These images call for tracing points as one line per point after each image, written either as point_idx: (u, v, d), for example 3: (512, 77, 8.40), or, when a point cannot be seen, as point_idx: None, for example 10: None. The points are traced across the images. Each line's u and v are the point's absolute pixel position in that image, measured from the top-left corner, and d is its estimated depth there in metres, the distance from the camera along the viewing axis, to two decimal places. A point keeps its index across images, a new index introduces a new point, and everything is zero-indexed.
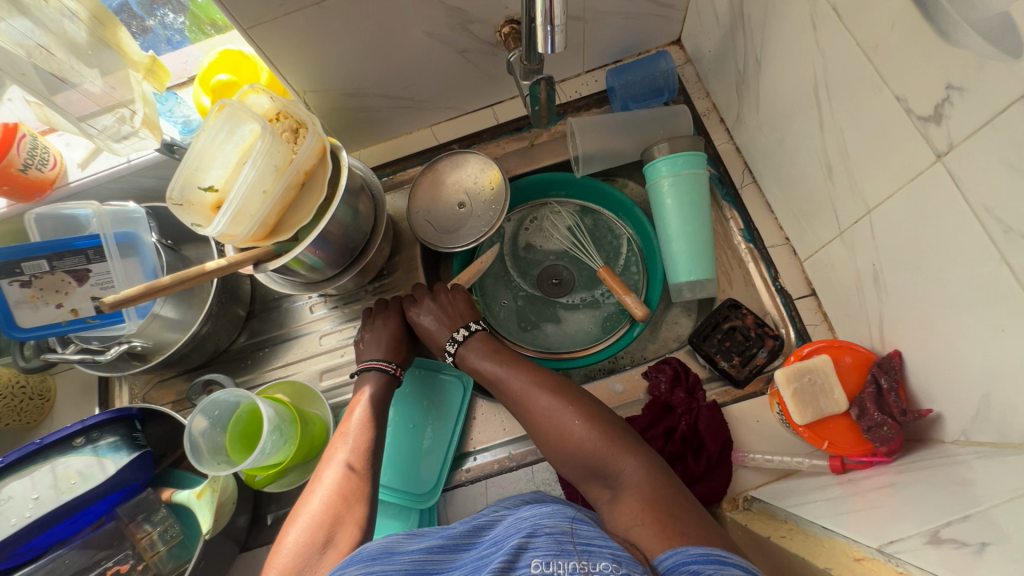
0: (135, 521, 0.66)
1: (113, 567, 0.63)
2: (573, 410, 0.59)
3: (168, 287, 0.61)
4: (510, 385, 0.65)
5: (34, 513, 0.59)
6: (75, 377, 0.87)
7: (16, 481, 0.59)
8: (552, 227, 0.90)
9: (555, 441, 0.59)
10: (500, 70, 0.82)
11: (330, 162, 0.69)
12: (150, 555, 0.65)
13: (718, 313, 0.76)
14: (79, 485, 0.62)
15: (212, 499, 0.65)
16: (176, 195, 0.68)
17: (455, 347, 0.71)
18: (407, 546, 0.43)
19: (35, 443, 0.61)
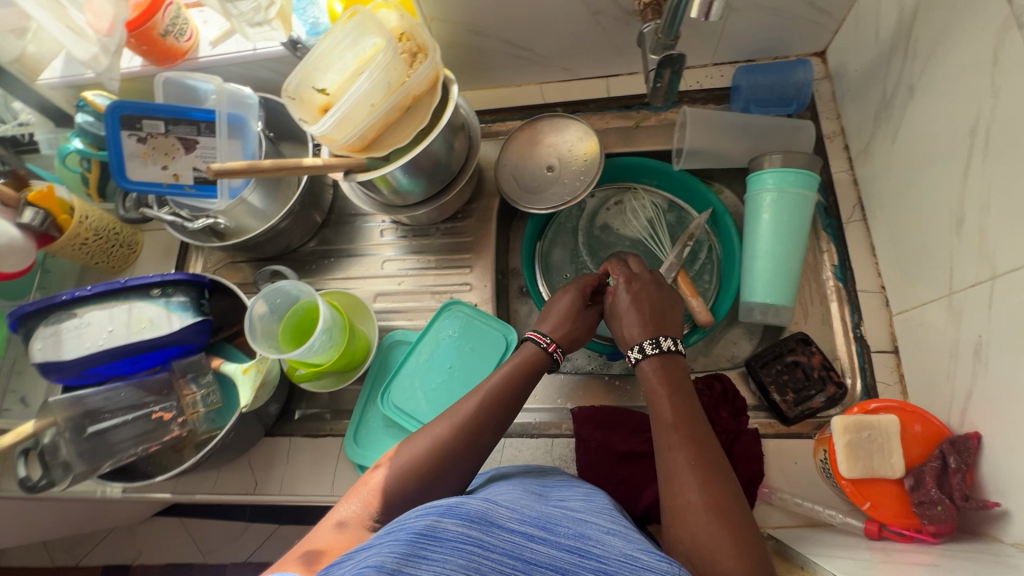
0: (185, 378, 0.70)
1: (158, 412, 0.68)
2: (734, 526, 0.45)
3: (267, 171, 0.66)
4: (675, 452, 0.52)
5: (105, 343, 0.65)
6: (160, 238, 0.93)
7: (98, 310, 0.65)
8: (633, 214, 0.88)
9: (686, 544, 0.46)
10: (626, 42, 0.79)
11: (439, 93, 0.70)
12: (191, 412, 0.69)
13: (784, 343, 0.72)
14: (145, 330, 0.66)
15: (256, 379, 0.68)
16: (291, 88, 0.71)
17: (641, 352, 0.62)
18: (508, 523, 0.36)
19: (121, 282, 0.66)
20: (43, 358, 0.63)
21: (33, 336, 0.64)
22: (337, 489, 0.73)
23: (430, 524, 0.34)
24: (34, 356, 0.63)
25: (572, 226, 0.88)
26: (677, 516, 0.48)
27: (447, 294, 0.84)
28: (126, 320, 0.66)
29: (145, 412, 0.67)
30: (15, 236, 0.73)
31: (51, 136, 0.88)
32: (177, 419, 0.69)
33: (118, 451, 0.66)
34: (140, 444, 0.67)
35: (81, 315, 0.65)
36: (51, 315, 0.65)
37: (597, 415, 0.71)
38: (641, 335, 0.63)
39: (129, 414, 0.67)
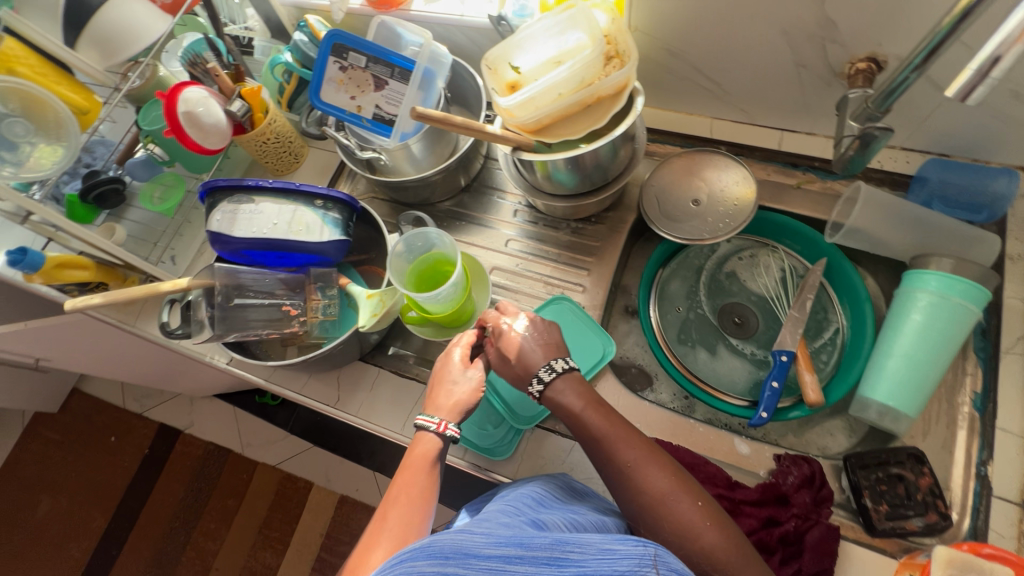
0: (315, 284, 0.78)
1: (288, 306, 0.76)
2: (694, 504, 0.53)
3: (456, 126, 0.71)
4: (617, 451, 0.58)
5: (268, 233, 0.72)
6: (321, 157, 1.02)
7: (270, 204, 0.73)
8: (765, 271, 0.85)
9: (667, 529, 0.53)
10: (818, 101, 0.77)
11: (623, 100, 0.71)
12: (312, 317, 0.77)
13: (894, 453, 0.67)
14: (301, 233, 0.73)
15: (376, 308, 0.74)
16: (490, 58, 0.75)
17: (543, 384, 0.64)
18: (480, 550, 0.42)
19: (295, 184, 0.74)
20: (217, 229, 0.71)
21: (215, 208, 0.73)
22: (405, 429, 0.77)
23: (406, 570, 0.40)
24: (211, 225, 0.72)
25: (698, 264, 0.87)
26: (651, 507, 0.54)
27: (557, 289, 0.86)
28: (289, 219, 0.73)
29: (278, 302, 0.76)
30: (221, 120, 0.82)
31: (266, 45, 0.99)
32: (300, 317, 0.77)
33: (247, 327, 0.74)
34: (265, 327, 0.74)
35: (257, 203, 0.73)
36: (234, 195, 0.73)
37: (672, 453, 0.70)
38: (535, 366, 0.65)
39: (265, 299, 0.76)
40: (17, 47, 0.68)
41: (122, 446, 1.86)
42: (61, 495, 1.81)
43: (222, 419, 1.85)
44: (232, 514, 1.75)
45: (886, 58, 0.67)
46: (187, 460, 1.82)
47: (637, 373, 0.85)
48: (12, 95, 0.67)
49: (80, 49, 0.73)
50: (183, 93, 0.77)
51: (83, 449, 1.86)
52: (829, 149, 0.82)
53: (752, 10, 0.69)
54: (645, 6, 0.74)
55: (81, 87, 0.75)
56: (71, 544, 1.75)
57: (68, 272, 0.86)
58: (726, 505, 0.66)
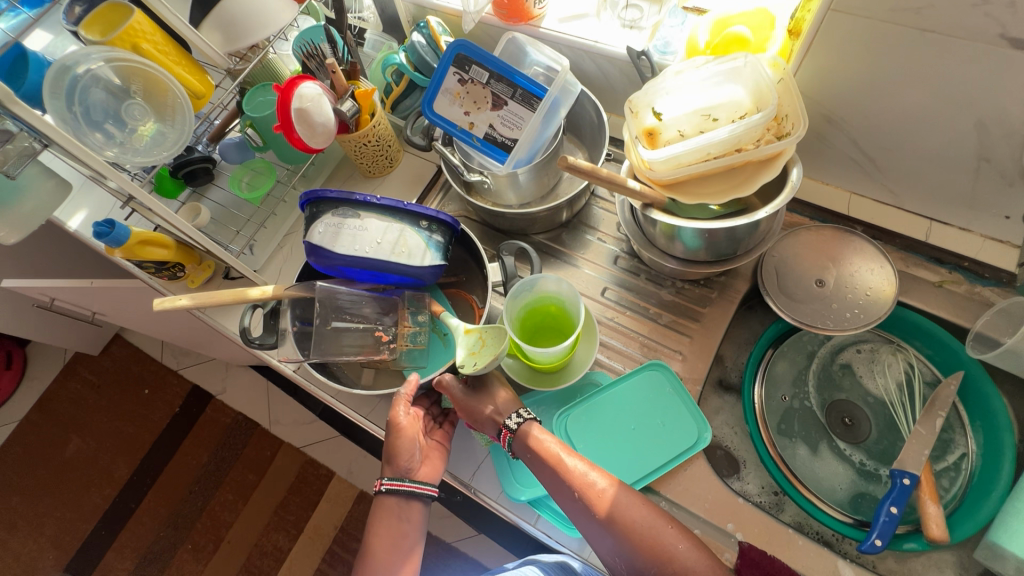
0: (408, 308, 0.76)
1: (378, 332, 0.74)
2: (677, 531, 0.59)
3: (601, 180, 0.64)
4: (595, 484, 0.61)
5: (370, 253, 0.68)
6: (415, 164, 0.97)
7: (376, 221, 0.68)
8: (887, 371, 0.77)
9: (655, 559, 0.57)
10: (990, 200, 0.69)
11: (777, 170, 0.62)
12: (401, 344, 0.74)
13: None
14: (402, 256, 0.68)
15: (474, 347, 0.69)
16: (635, 101, 0.68)
17: (519, 419, 0.65)
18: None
19: (405, 203, 0.68)
20: (316, 243, 0.67)
21: (317, 219, 0.68)
22: (475, 480, 0.72)
23: None
24: (311, 236, 0.67)
25: (811, 349, 0.80)
26: (638, 541, 0.58)
27: (652, 352, 0.79)
28: (393, 239, 0.68)
29: (372, 328, 0.74)
30: (330, 119, 0.76)
31: (377, 38, 0.94)
32: (390, 344, 0.74)
33: (336, 350, 0.72)
34: (356, 351, 0.73)
35: (361, 219, 0.68)
36: (339, 207, 0.68)
37: (767, 565, 0.63)
38: (507, 410, 0.67)
39: (360, 323, 0.74)
40: (146, 22, 0.64)
41: (154, 400, 1.82)
42: (88, 437, 1.78)
43: (255, 390, 1.79)
44: (249, 489, 1.67)
45: None
46: (213, 426, 1.76)
47: (723, 456, 0.77)
48: (135, 75, 0.64)
49: (204, 30, 0.69)
50: (299, 89, 0.73)
51: (116, 396, 1.84)
52: (985, 251, 0.73)
53: (945, 92, 0.61)
54: (814, 67, 0.67)
55: (198, 68, 0.71)
56: (93, 490, 1.71)
57: (151, 250, 0.82)
58: None
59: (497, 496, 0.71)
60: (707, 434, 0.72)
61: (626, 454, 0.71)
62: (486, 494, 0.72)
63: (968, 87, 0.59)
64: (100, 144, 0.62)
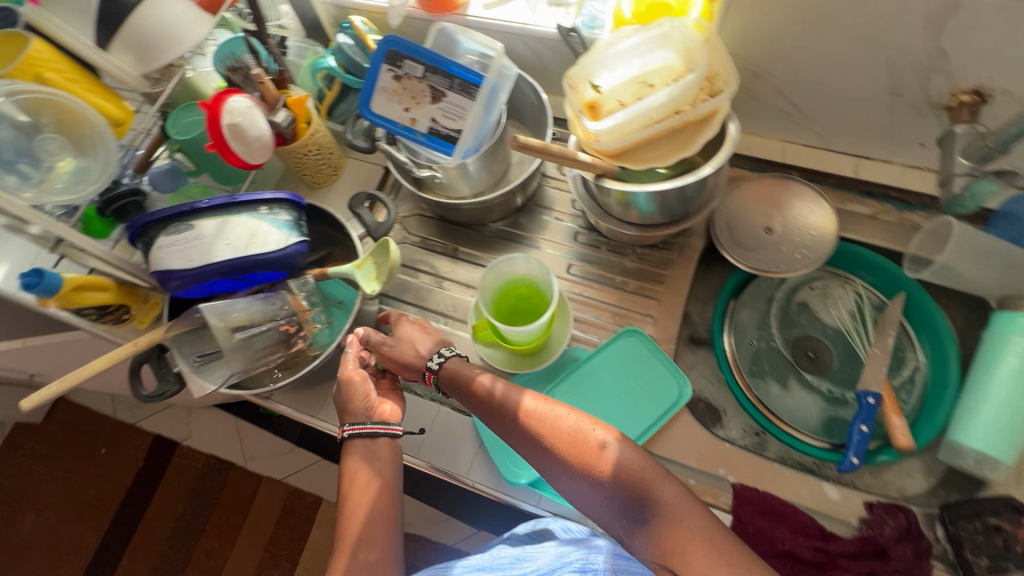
0: (299, 292, 0.73)
1: (283, 325, 0.72)
2: (609, 434, 0.57)
3: (553, 155, 0.66)
4: (526, 402, 0.60)
5: (223, 257, 0.66)
6: (361, 168, 0.95)
7: (211, 223, 0.66)
8: (839, 302, 0.82)
9: (585, 460, 0.55)
10: (908, 132, 0.74)
11: (716, 127, 0.66)
12: (310, 328, 0.73)
13: (991, 503, 0.64)
14: (257, 246, 0.68)
15: (375, 271, 0.72)
16: (571, 76, 0.70)
17: (442, 353, 0.67)
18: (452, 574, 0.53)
19: (233, 197, 0.68)
20: (163, 266, 0.65)
21: (153, 245, 0.66)
22: (472, 473, 0.72)
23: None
24: (155, 264, 0.65)
25: (769, 293, 0.84)
26: (568, 446, 0.56)
27: (625, 319, 0.81)
28: (241, 235, 0.67)
29: (276, 324, 0.71)
30: (264, 130, 0.74)
31: (301, 45, 0.91)
32: (299, 334, 0.73)
33: (252, 358, 0.71)
34: (269, 354, 0.71)
35: (196, 228, 0.66)
36: (170, 226, 0.66)
37: (762, 500, 0.67)
38: (428, 351, 0.69)
39: (260, 325, 0.71)
40: (46, 50, 0.60)
41: (115, 457, 1.70)
42: (45, 510, 1.65)
43: (224, 428, 1.68)
44: (236, 531, 1.61)
45: (993, 91, 0.64)
46: (186, 474, 1.66)
47: (704, 407, 0.80)
48: (45, 107, 0.59)
49: (114, 51, 0.64)
50: (227, 103, 0.70)
51: (71, 461, 1.70)
52: (909, 179, 0.79)
53: (853, 35, 0.65)
54: (735, 25, 0.70)
55: (113, 94, 0.67)
56: (61, 564, 1.59)
57: (87, 294, 0.75)
58: (824, 557, 0.63)
59: (497, 484, 0.71)
60: (684, 388, 0.74)
61: (614, 420, 0.74)
62: (486, 483, 0.71)
63: (874, 28, 0.63)
64: (15, 185, 0.58)
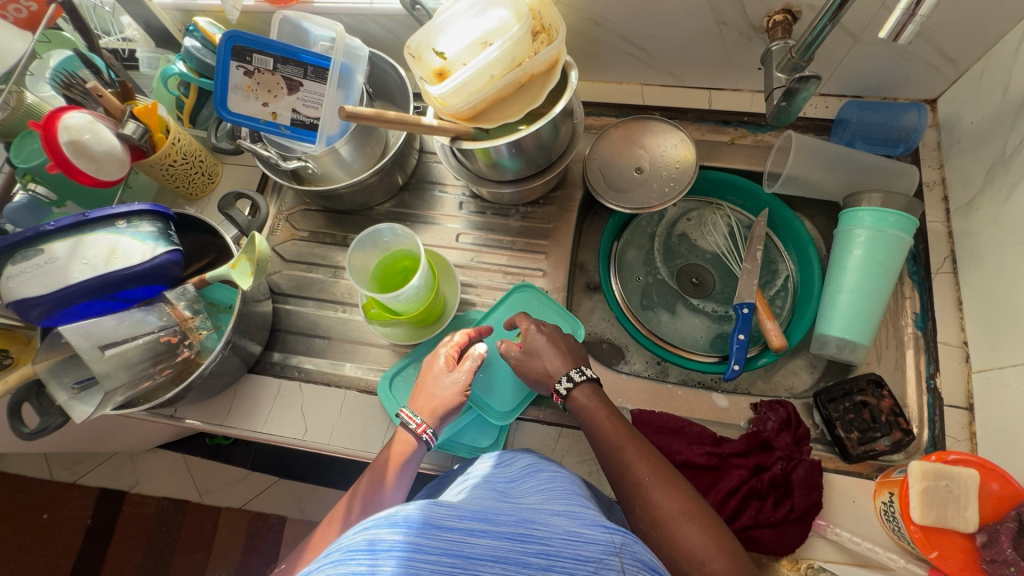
0: (178, 302, 0.72)
1: (165, 336, 0.70)
2: (705, 530, 0.52)
3: (390, 122, 0.66)
4: (632, 464, 0.58)
5: (82, 278, 0.64)
6: (240, 172, 0.93)
7: (63, 244, 0.64)
8: (714, 229, 0.88)
9: (675, 556, 0.52)
10: (743, 59, 0.79)
11: (557, 76, 0.68)
12: (195, 335, 0.73)
13: (855, 382, 0.71)
14: (119, 262, 0.65)
15: (250, 268, 0.70)
16: (414, 46, 0.71)
17: (572, 381, 0.65)
18: (446, 519, 0.38)
19: (83, 214, 0.65)
20: (18, 297, 0.62)
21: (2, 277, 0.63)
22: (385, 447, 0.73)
23: (370, 536, 0.37)
24: (8, 296, 0.63)
25: (650, 230, 0.89)
26: (660, 530, 0.54)
27: (519, 277, 0.84)
28: (99, 253, 0.65)
29: (154, 336, 0.69)
30: (116, 145, 0.72)
31: (151, 55, 0.88)
32: (184, 343, 0.72)
33: (134, 372, 0.67)
34: (154, 367, 0.69)
35: (48, 252, 0.64)
36: (19, 254, 0.63)
37: (657, 420, 0.71)
38: (559, 369, 0.67)
39: (134, 339, 0.67)
40: None
41: (57, 521, 1.61)
42: None
43: (172, 467, 1.61)
44: (200, 568, 1.56)
45: (800, 8, 0.69)
46: (138, 522, 1.59)
47: (606, 347, 0.84)
48: None
49: None
50: (63, 120, 0.67)
51: (13, 532, 1.61)
52: (755, 103, 0.85)
53: None
54: None
55: None
56: None
57: None
58: (717, 460, 0.68)
59: None
60: (576, 331, 0.78)
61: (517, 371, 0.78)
62: None
63: None
64: None
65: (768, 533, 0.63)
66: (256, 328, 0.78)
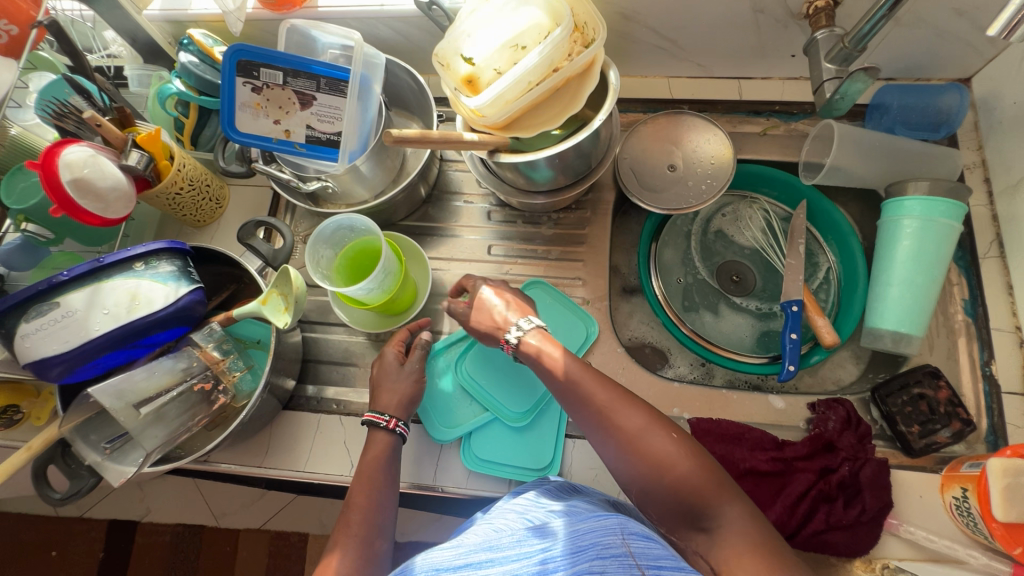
0: (207, 344, 0.67)
1: (198, 384, 0.65)
2: (670, 437, 0.53)
3: (434, 142, 0.62)
4: (591, 392, 0.58)
5: (104, 329, 0.59)
6: (249, 194, 0.88)
7: (78, 294, 0.59)
8: (750, 223, 0.86)
9: (644, 466, 0.52)
10: (778, 46, 0.76)
11: (597, 78, 0.64)
12: (228, 378, 0.69)
13: (911, 374, 0.70)
14: (141, 308, 0.60)
15: (284, 303, 0.66)
16: (440, 53, 0.66)
17: (521, 331, 0.65)
18: (452, 561, 0.42)
19: (98, 260, 0.60)
20: (34, 355, 0.57)
21: (15, 336, 0.57)
22: (439, 477, 0.70)
23: None
24: (24, 356, 0.57)
25: (686, 229, 0.86)
26: (628, 447, 0.53)
27: (556, 286, 0.81)
28: (121, 300, 0.60)
29: (188, 384, 0.64)
30: (121, 178, 0.66)
31: (141, 72, 0.81)
32: (218, 388, 0.67)
33: (173, 426, 0.62)
34: (190, 418, 0.64)
35: (65, 304, 0.58)
36: (31, 308, 0.58)
37: (717, 429, 0.70)
38: (510, 321, 0.67)
39: (169, 391, 0.62)
40: None
41: (68, 557, 1.54)
42: None
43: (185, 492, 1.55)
44: None
45: None
46: (152, 552, 1.53)
47: (651, 352, 0.82)
48: None
49: None
50: (63, 156, 0.61)
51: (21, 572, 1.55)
52: (788, 92, 0.82)
53: None
54: None
55: None
56: None
57: None
58: (782, 465, 0.67)
59: (466, 481, 0.70)
60: (591, 327, 0.78)
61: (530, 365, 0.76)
62: (454, 484, 0.70)
63: None
64: None
65: (842, 536, 0.62)
66: (289, 362, 0.74)
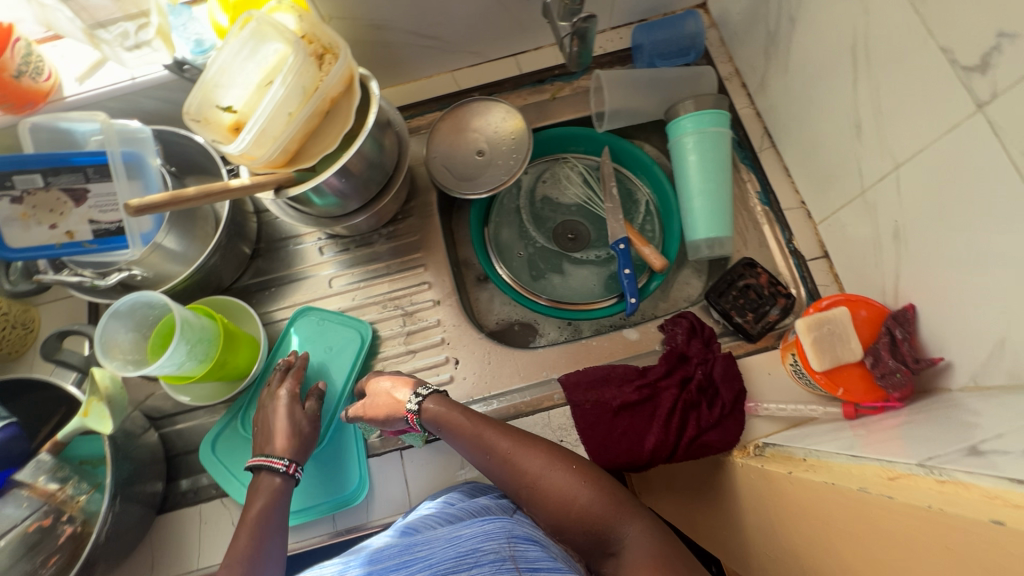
0: (38, 477, 0.61)
1: (34, 522, 0.59)
2: (568, 469, 0.56)
3: (193, 199, 0.60)
4: (494, 442, 0.59)
5: None
6: (64, 307, 0.82)
7: None
8: (570, 181, 0.90)
9: (550, 505, 0.55)
10: (530, 18, 0.81)
11: (357, 92, 0.66)
12: (72, 507, 0.62)
13: (734, 270, 0.77)
14: None
15: (107, 408, 0.63)
16: (193, 110, 0.64)
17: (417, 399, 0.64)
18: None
19: None
20: None
21: None
22: (339, 522, 0.69)
23: None
24: None
25: (514, 205, 0.90)
26: (532, 490, 0.56)
27: (406, 296, 0.82)
28: None
29: (20, 526, 0.59)
30: None
31: None
32: (63, 519, 0.61)
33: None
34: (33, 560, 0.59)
35: None
36: None
37: (584, 377, 0.72)
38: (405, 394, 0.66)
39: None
40: None
41: None
42: None
43: None
44: None
45: None
46: None
47: (519, 328, 0.84)
48: None
49: None
50: None
51: None
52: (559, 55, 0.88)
53: None
54: None
55: None
56: None
57: None
58: (648, 390, 0.70)
59: (366, 515, 0.69)
60: (369, 332, 0.79)
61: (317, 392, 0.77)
62: (356, 523, 0.69)
63: None
64: None
65: (713, 434, 0.66)
66: (147, 464, 0.69)
